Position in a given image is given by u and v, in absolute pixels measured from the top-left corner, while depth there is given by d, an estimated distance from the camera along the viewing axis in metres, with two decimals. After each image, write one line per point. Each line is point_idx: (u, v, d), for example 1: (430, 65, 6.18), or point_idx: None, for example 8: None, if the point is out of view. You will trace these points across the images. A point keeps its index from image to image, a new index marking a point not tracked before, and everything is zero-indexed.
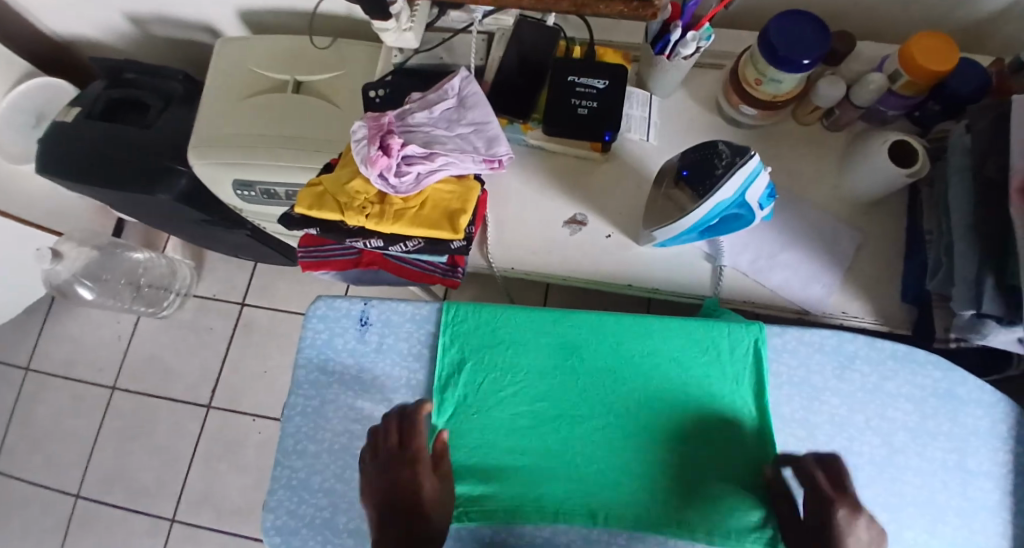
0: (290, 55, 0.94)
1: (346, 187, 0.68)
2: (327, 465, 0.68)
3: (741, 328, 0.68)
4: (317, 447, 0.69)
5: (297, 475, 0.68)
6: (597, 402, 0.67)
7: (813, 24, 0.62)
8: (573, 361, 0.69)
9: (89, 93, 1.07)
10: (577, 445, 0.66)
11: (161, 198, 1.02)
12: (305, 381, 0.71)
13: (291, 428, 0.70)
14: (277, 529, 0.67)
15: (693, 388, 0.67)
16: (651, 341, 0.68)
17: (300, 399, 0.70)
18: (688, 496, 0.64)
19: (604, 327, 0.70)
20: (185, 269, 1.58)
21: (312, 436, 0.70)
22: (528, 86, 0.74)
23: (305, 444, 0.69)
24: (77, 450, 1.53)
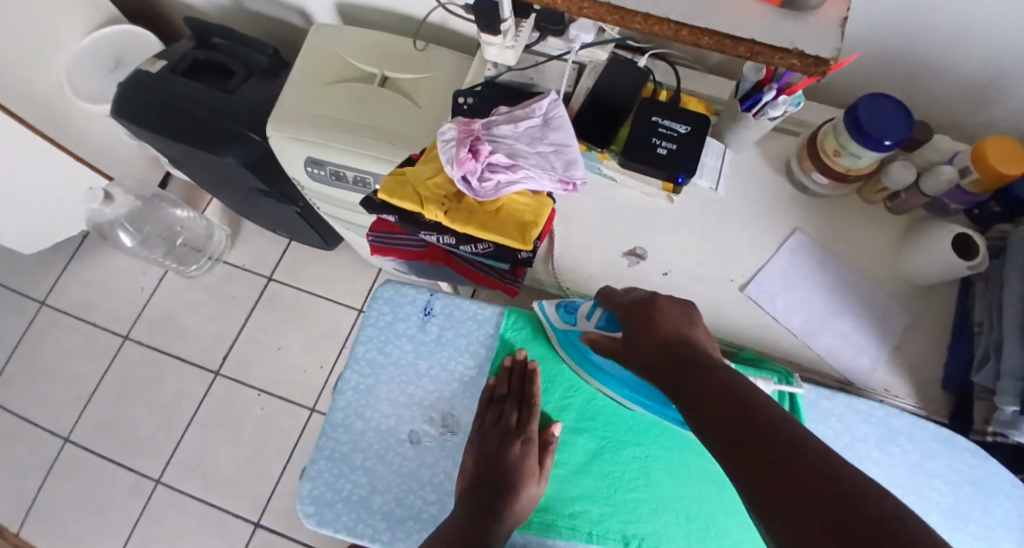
0: (382, 52, 0.98)
1: (429, 182, 0.71)
2: (371, 445, 0.71)
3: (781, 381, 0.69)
4: (364, 426, 0.72)
5: (341, 448, 0.71)
6: (642, 427, 0.70)
7: (900, 109, 0.65)
8: None
9: (177, 51, 1.11)
10: (616, 470, 0.69)
11: (227, 162, 1.05)
12: (363, 358, 0.74)
13: (341, 403, 0.73)
14: (312, 498, 0.69)
15: None
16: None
17: (355, 375, 0.74)
18: (721, 534, 0.67)
19: None
20: (220, 235, 1.60)
21: (360, 413, 0.72)
22: (612, 118, 0.77)
23: (353, 420, 0.72)
24: (77, 393, 1.53)
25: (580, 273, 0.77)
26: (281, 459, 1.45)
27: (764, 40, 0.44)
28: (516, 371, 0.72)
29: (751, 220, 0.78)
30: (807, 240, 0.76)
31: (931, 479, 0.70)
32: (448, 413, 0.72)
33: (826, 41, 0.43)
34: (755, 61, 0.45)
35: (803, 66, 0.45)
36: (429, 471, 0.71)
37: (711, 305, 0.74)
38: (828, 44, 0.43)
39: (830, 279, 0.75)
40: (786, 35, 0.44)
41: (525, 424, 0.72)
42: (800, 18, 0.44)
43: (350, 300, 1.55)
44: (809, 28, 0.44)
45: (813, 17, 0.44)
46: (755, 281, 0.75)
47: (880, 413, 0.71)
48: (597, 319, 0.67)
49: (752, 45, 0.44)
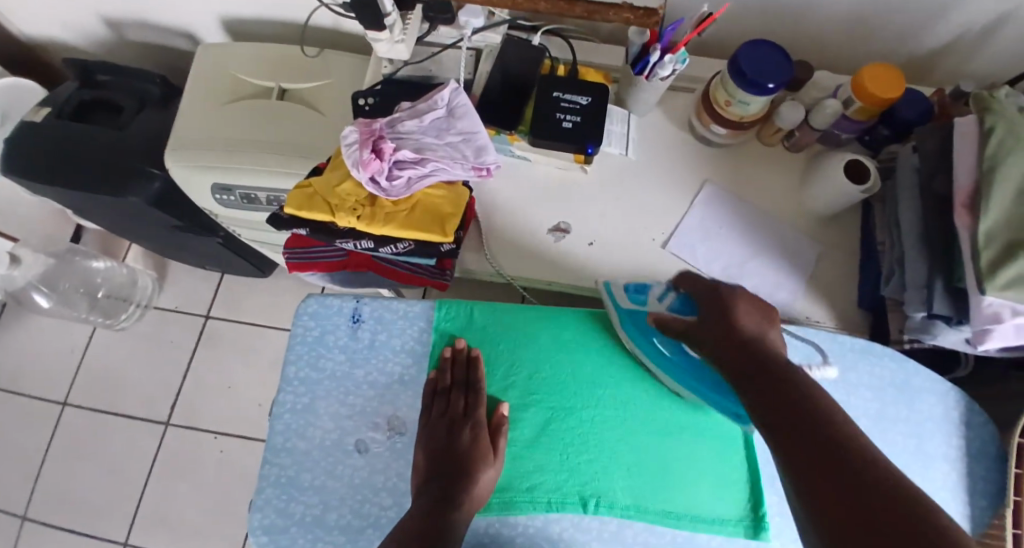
0: (275, 64, 0.95)
1: (338, 188, 0.69)
2: (317, 463, 0.70)
3: None
4: (307, 445, 0.70)
5: (286, 472, 0.69)
6: (586, 392, 0.71)
7: (778, 51, 0.68)
8: (563, 356, 0.73)
9: (59, 94, 1.04)
10: (568, 437, 0.70)
11: (133, 202, 1.00)
12: (296, 377, 0.72)
13: (279, 426, 0.71)
14: (265, 528, 0.68)
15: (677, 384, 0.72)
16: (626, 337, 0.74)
17: (289, 396, 0.72)
18: (674, 482, 0.68)
19: (592, 321, 0.75)
20: (148, 279, 1.53)
21: (301, 433, 0.71)
22: (514, 100, 0.78)
23: (294, 441, 0.70)
24: (20, 470, 1.44)
25: (509, 255, 0.77)
26: (251, 498, 1.40)
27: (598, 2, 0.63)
28: (458, 359, 0.72)
29: (664, 178, 0.80)
30: (714, 190, 0.79)
31: (855, 387, 0.72)
32: (393, 416, 0.72)
33: None
34: None
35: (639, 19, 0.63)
36: (382, 477, 0.70)
37: (638, 266, 0.76)
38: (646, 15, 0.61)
39: (741, 222, 0.78)
40: None
41: (474, 408, 0.70)
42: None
43: None
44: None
45: None
46: (674, 237, 0.77)
47: (799, 335, 0.72)
48: (673, 402, 0.70)
49: None
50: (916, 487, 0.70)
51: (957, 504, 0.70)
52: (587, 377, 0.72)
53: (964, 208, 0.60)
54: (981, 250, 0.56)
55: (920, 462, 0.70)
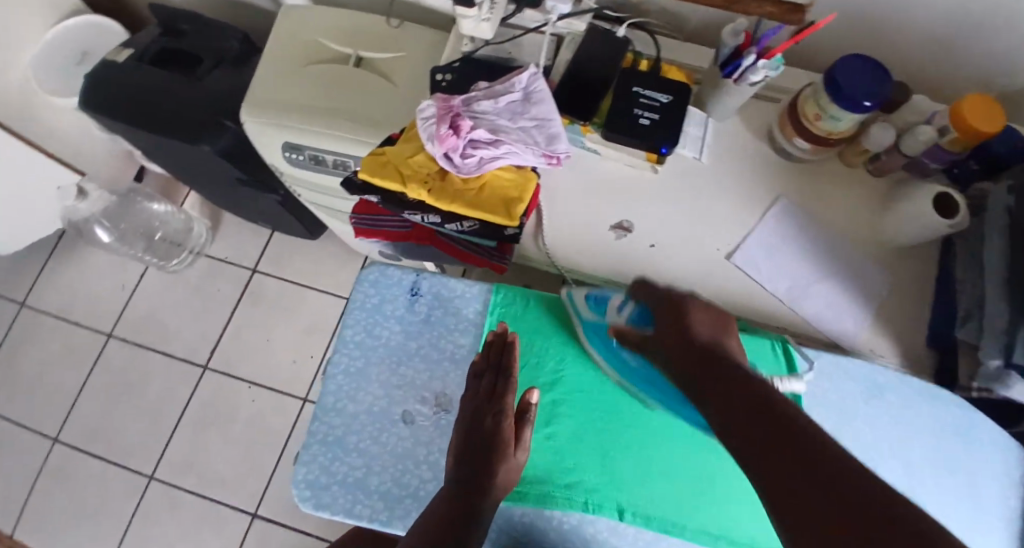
0: (356, 32, 0.96)
1: (410, 160, 0.70)
2: (364, 426, 0.72)
3: (765, 342, 0.70)
4: (356, 408, 0.72)
5: (334, 432, 0.72)
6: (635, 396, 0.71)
7: (878, 69, 0.65)
8: None
9: (143, 39, 1.07)
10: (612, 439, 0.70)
11: (203, 151, 1.03)
12: (353, 340, 0.75)
13: (331, 387, 0.73)
14: (308, 482, 0.70)
15: None
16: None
17: (344, 358, 0.74)
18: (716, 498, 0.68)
19: None
20: (201, 227, 1.57)
21: (351, 396, 0.73)
22: (593, 89, 0.76)
23: (345, 403, 0.72)
24: (63, 394, 1.51)
25: (570, 248, 0.77)
26: (277, 452, 1.44)
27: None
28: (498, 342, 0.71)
29: (735, 187, 0.78)
30: (788, 206, 0.77)
31: (919, 428, 0.71)
32: (441, 392, 0.73)
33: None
34: (736, 8, 0.66)
35: (782, 14, 0.64)
36: (423, 450, 0.71)
37: (697, 274, 0.75)
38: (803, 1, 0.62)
39: (813, 242, 0.75)
40: None
41: (503, 394, 0.68)
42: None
43: (338, 289, 1.54)
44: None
45: None
46: (741, 249, 0.75)
47: (862, 369, 0.71)
48: (622, 433, 0.67)
49: None
50: (969, 537, 0.68)
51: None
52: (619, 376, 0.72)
53: None
54: None
55: (975, 514, 0.69)
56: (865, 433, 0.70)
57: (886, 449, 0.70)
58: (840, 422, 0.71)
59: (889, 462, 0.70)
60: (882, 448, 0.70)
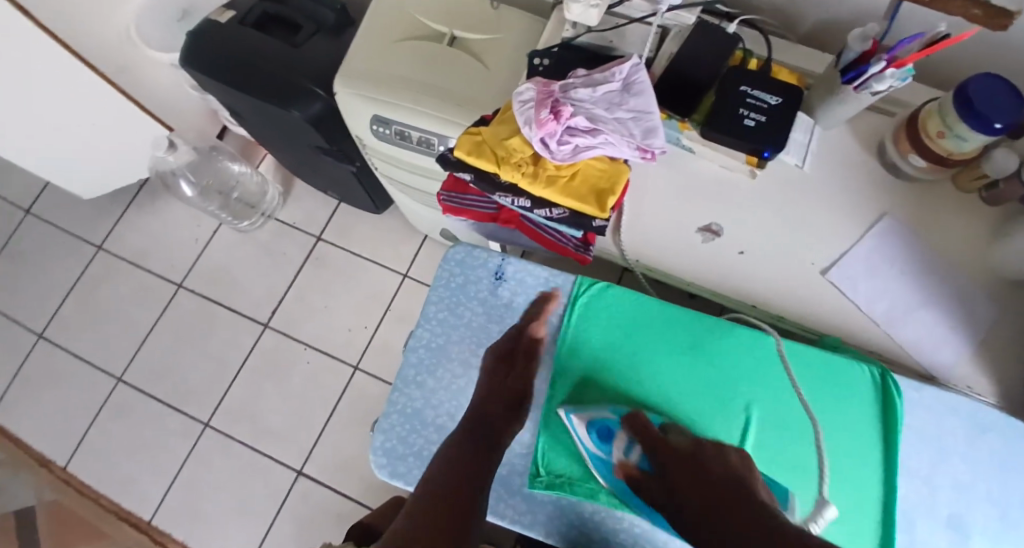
0: (453, 11, 0.96)
1: (505, 142, 0.69)
2: (442, 402, 0.75)
3: (856, 364, 0.71)
4: (435, 383, 0.76)
5: (413, 404, 0.75)
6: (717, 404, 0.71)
7: (1016, 91, 0.61)
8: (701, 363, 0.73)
9: (246, 2, 1.10)
10: None
11: (293, 116, 1.05)
12: (435, 317, 0.77)
13: (413, 360, 0.77)
14: (386, 449, 0.74)
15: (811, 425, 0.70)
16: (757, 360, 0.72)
17: (426, 334, 0.77)
18: None
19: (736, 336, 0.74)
20: (273, 191, 1.62)
21: (431, 371, 0.76)
22: (697, 86, 0.74)
23: (425, 378, 0.76)
24: (131, 336, 1.59)
25: (650, 247, 0.75)
26: (324, 415, 1.48)
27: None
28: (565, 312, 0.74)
29: (836, 201, 0.74)
30: (898, 228, 0.73)
31: (1016, 476, 0.68)
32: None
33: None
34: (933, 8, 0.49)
35: (982, 16, 0.50)
36: None
37: (785, 286, 0.72)
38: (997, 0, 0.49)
39: (919, 266, 0.71)
40: None
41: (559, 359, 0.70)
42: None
43: (398, 264, 1.56)
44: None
45: None
46: (839, 266, 0.71)
47: (968, 406, 0.68)
48: (637, 457, 0.66)
49: None
50: None
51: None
52: (693, 366, 0.73)
53: None
54: None
55: None
56: (959, 472, 0.68)
57: (981, 490, 0.67)
58: (934, 456, 0.69)
59: (981, 504, 0.67)
60: (977, 490, 0.67)
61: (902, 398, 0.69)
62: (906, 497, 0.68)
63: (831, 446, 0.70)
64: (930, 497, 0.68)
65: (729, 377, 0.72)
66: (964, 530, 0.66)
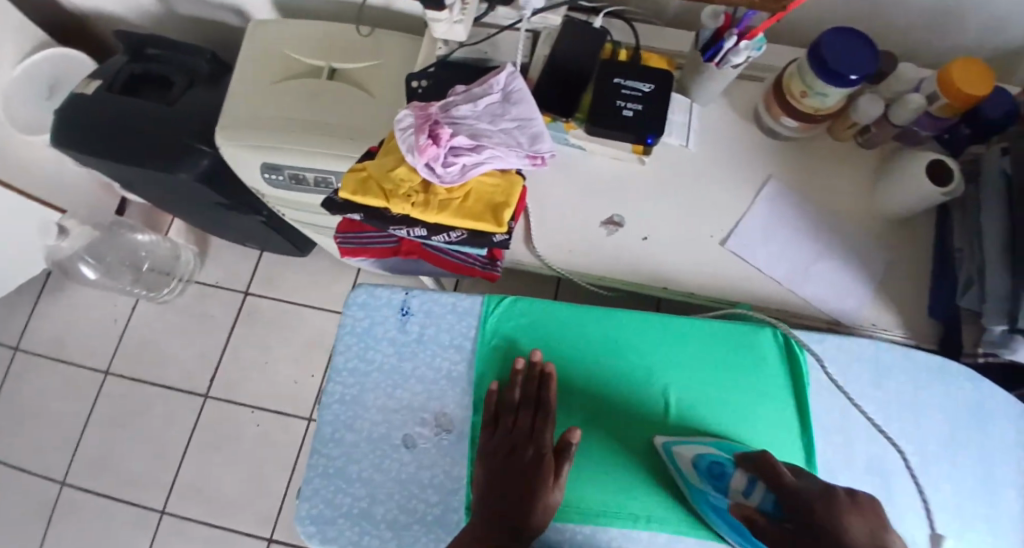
0: (326, 43, 0.93)
1: (391, 174, 0.67)
2: (365, 454, 0.68)
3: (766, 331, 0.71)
4: (355, 436, 0.69)
5: (334, 463, 0.68)
6: (641, 397, 0.68)
7: (865, 42, 0.63)
8: (618, 357, 0.70)
9: (111, 68, 1.04)
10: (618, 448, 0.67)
11: (180, 177, 1.00)
12: (345, 368, 0.71)
13: (328, 417, 0.70)
14: (313, 518, 0.67)
15: (731, 400, 0.69)
16: (671, 344, 0.71)
17: (338, 387, 0.71)
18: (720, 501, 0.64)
19: (646, 324, 0.72)
20: (188, 254, 1.55)
21: (350, 424, 0.70)
22: (574, 84, 0.74)
23: (343, 432, 0.69)
24: (64, 435, 1.49)
25: (558, 249, 0.75)
26: (285, 473, 1.42)
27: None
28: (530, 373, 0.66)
29: (727, 173, 0.76)
30: (778, 189, 0.75)
31: (923, 409, 0.69)
32: (441, 412, 0.69)
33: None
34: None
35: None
36: (428, 473, 0.67)
37: (695, 263, 0.73)
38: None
39: (804, 223, 0.74)
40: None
41: (542, 432, 0.63)
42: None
43: (333, 304, 1.52)
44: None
45: None
46: (735, 235, 0.74)
47: (868, 350, 0.70)
48: (761, 498, 0.56)
49: None
50: (981, 513, 0.67)
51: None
52: (610, 363, 0.70)
53: None
54: None
55: (987, 489, 0.67)
56: (873, 416, 0.69)
57: (895, 430, 0.69)
58: (844, 405, 0.69)
59: (898, 443, 0.68)
60: (891, 430, 0.68)
61: (805, 354, 0.70)
62: (827, 451, 0.67)
63: (751, 415, 0.68)
64: (849, 447, 0.68)
65: (647, 366, 0.70)
66: (887, 473, 0.67)
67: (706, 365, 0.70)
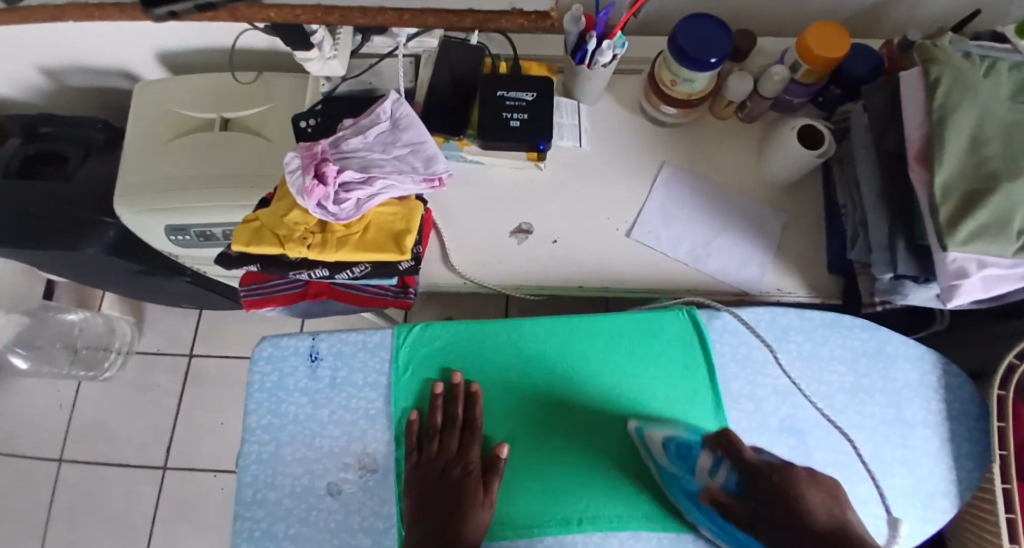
0: (214, 94, 0.92)
1: (284, 220, 0.67)
2: (291, 510, 0.67)
3: (674, 314, 0.72)
4: (278, 494, 0.68)
5: (260, 525, 0.67)
6: (558, 404, 0.70)
7: (717, 25, 0.66)
8: (533, 366, 0.71)
9: (2, 153, 1.01)
10: (544, 457, 0.68)
11: (88, 253, 0.97)
12: (259, 426, 0.70)
13: (248, 478, 0.68)
14: None
15: (647, 389, 0.70)
16: (583, 344, 0.72)
17: (253, 447, 0.69)
18: (647, 489, 0.66)
19: (555, 327, 0.73)
20: (125, 326, 1.50)
21: (271, 482, 0.68)
22: (459, 102, 0.75)
23: (265, 492, 0.68)
24: (19, 533, 1.42)
25: (466, 264, 0.75)
26: None
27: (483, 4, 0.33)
28: (454, 393, 0.69)
29: (621, 166, 0.78)
30: (669, 173, 0.77)
31: (826, 363, 0.72)
32: (363, 453, 0.69)
33: None
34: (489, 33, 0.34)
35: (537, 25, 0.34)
36: (357, 517, 0.67)
37: (603, 258, 0.75)
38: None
39: (695, 205, 0.76)
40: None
41: (469, 449, 0.67)
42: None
43: None
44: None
45: None
46: (637, 225, 0.75)
47: (767, 316, 0.73)
48: (725, 477, 0.60)
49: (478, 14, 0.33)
50: (896, 456, 0.69)
51: (945, 476, 0.69)
52: (526, 374, 0.71)
53: (919, 162, 0.59)
54: (939, 206, 0.55)
55: (900, 430, 0.70)
56: (779, 379, 0.71)
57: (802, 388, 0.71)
58: (750, 374, 0.71)
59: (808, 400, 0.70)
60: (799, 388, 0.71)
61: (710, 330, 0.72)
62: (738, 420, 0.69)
63: (667, 401, 0.69)
64: (760, 412, 0.70)
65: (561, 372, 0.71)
66: (801, 431, 0.69)
67: (616, 361, 0.71)
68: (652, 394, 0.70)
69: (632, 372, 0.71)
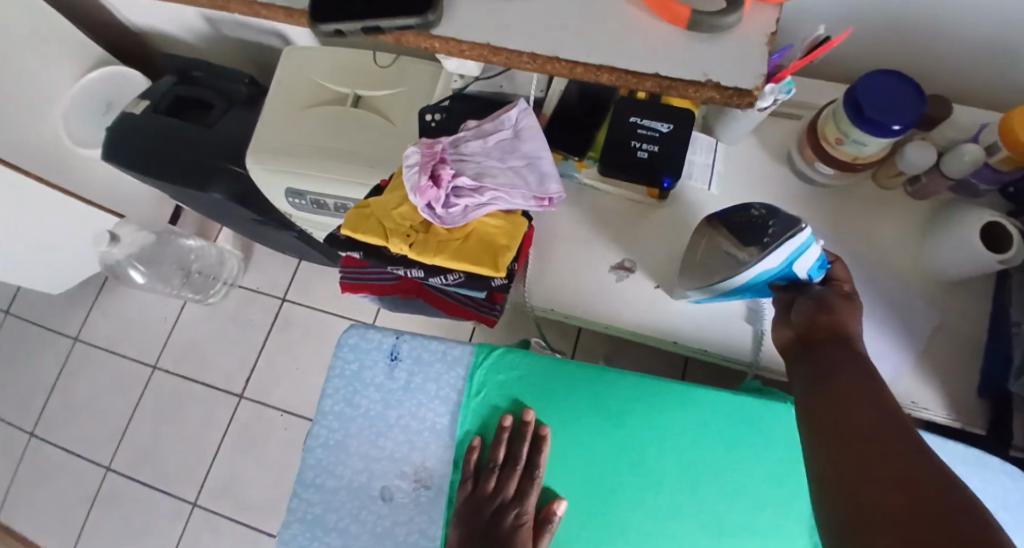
0: (352, 70, 0.94)
1: (393, 213, 0.67)
2: (344, 503, 0.71)
3: (779, 405, 0.65)
4: (335, 484, 0.71)
5: (313, 510, 0.71)
6: (629, 469, 0.66)
7: (909, 86, 0.57)
8: (610, 422, 0.67)
9: (159, 89, 1.10)
10: (605, 522, 0.66)
11: (214, 196, 1.04)
12: (331, 412, 0.73)
13: (312, 461, 0.72)
14: None
15: (729, 478, 0.64)
16: (668, 414, 0.67)
17: (323, 431, 0.73)
18: None
19: (640, 386, 0.68)
20: (233, 261, 1.62)
21: (331, 470, 0.72)
22: (590, 120, 0.71)
23: (324, 479, 0.71)
24: (114, 423, 1.59)
25: (561, 292, 0.72)
26: None
27: (673, 74, 0.45)
28: (521, 431, 0.69)
29: None
30: None
31: None
32: (421, 466, 0.71)
33: (745, 71, 0.45)
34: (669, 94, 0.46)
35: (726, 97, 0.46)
36: (404, 529, 0.70)
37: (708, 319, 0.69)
38: (748, 74, 0.45)
39: None
40: (696, 67, 0.45)
41: (524, 496, 0.68)
42: (707, 42, 0.46)
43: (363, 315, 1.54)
44: (717, 52, 0.46)
45: (724, 36, 0.46)
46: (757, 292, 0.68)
47: None
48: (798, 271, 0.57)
49: (659, 80, 0.45)
50: None
51: None
52: (600, 429, 0.68)
53: None
54: None
55: None
56: None
57: None
58: None
59: None
60: None
61: None
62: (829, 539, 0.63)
63: (749, 498, 0.64)
64: None
65: (637, 437, 0.67)
66: None
67: (702, 439, 0.66)
68: (734, 487, 0.64)
69: (717, 455, 0.65)
